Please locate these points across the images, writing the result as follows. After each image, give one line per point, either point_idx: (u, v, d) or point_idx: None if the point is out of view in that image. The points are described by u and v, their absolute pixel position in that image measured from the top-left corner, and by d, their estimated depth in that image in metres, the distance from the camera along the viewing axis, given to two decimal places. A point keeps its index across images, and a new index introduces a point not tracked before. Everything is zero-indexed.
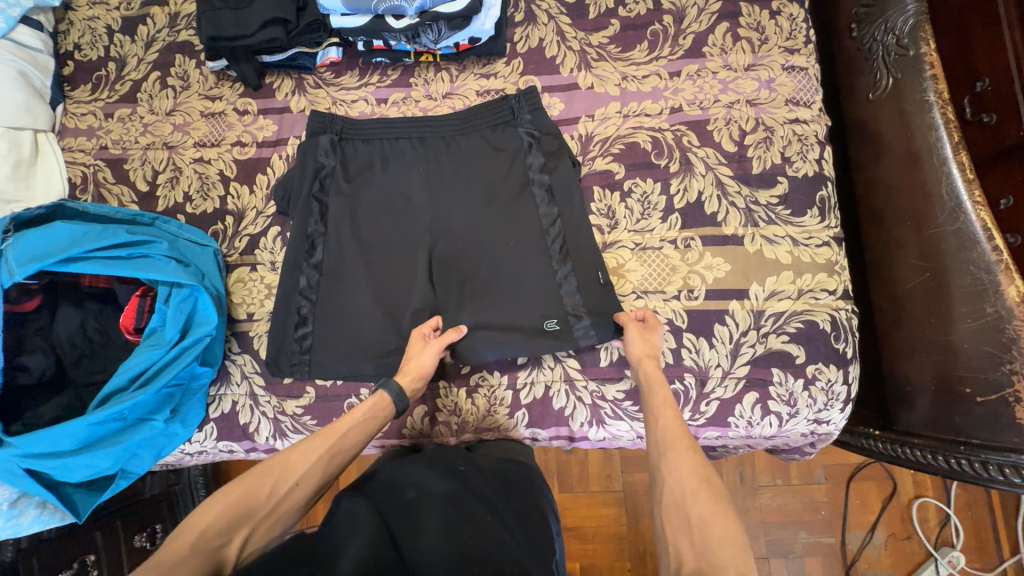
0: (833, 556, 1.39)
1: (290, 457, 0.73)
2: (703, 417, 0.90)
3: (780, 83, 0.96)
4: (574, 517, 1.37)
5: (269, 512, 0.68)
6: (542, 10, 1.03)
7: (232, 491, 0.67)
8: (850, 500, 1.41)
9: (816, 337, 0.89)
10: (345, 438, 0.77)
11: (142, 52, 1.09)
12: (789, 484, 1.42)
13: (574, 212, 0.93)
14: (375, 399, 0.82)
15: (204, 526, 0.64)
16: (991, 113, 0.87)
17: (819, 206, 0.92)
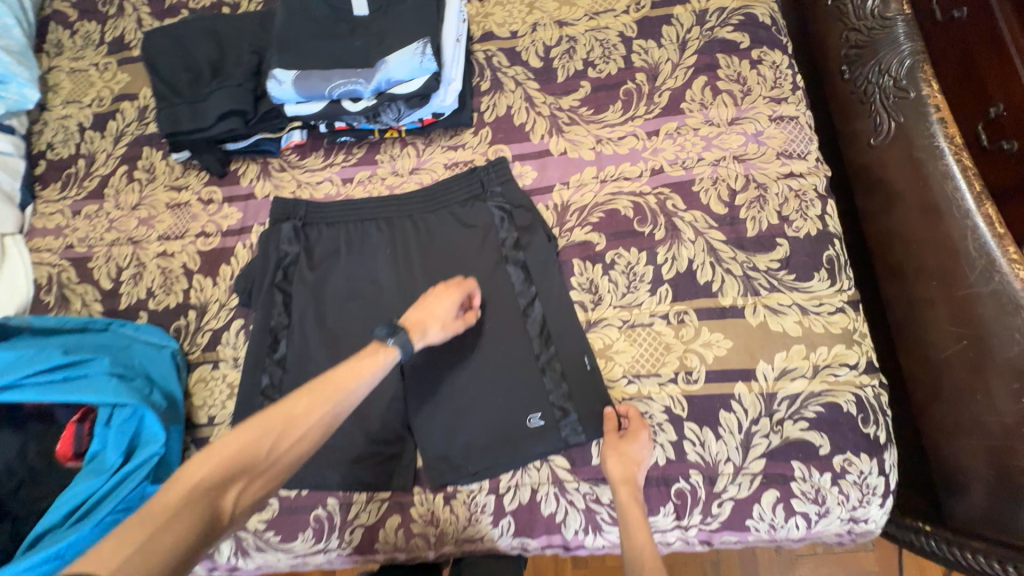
0: None
1: (289, 405, 0.62)
2: (717, 521, 0.77)
3: (768, 136, 0.88)
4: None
5: (272, 465, 0.58)
6: (509, 77, 0.99)
7: (225, 447, 0.57)
8: None
9: (840, 422, 0.76)
10: (354, 397, 0.66)
11: (111, 148, 1.08)
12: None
13: (553, 290, 0.85)
14: (383, 357, 0.69)
15: (202, 476, 0.54)
16: (1012, 139, 0.72)
17: (827, 267, 0.82)
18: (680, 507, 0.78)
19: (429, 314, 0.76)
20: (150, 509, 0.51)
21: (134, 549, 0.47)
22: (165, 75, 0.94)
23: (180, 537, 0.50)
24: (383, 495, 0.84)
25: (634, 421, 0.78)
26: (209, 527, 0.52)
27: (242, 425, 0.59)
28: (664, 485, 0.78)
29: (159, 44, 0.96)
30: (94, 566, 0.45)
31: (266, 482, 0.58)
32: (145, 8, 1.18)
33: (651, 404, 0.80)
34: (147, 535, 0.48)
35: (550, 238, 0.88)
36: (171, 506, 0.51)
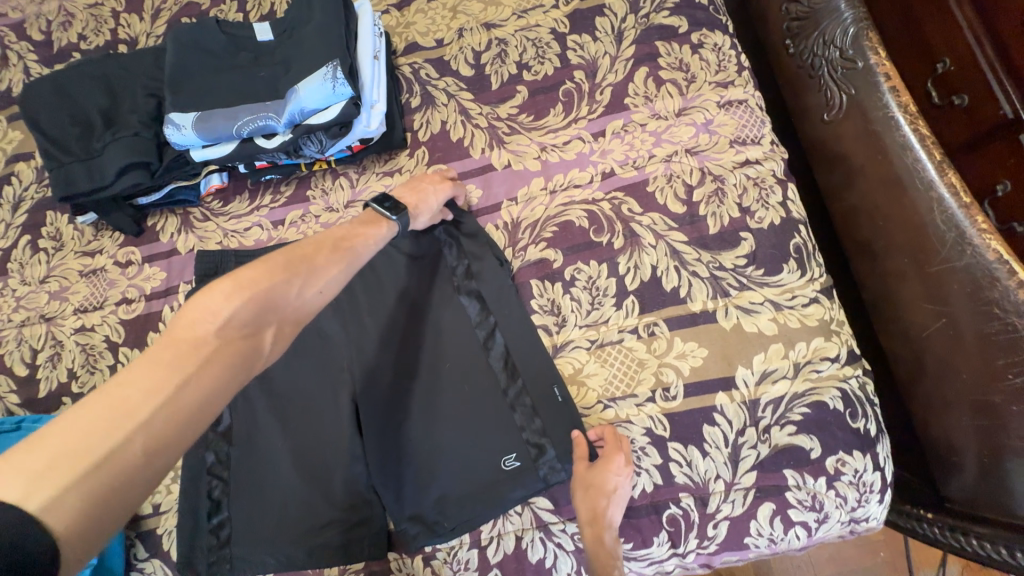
0: None
1: (302, 254, 0.63)
2: (714, 543, 0.72)
3: (719, 123, 0.83)
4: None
5: (295, 312, 0.60)
6: (439, 90, 0.91)
7: (255, 280, 0.57)
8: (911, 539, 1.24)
9: (829, 421, 0.72)
10: (362, 260, 0.68)
11: (9, 216, 0.97)
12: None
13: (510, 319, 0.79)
14: (386, 229, 0.72)
15: (227, 314, 0.54)
16: (961, 93, 0.78)
17: (796, 257, 0.78)
18: (674, 533, 0.73)
19: (422, 204, 0.77)
20: (180, 346, 0.51)
21: (164, 398, 0.47)
22: (51, 132, 0.83)
23: (214, 388, 0.51)
24: (358, 565, 0.77)
25: (608, 449, 0.72)
26: (238, 377, 0.54)
27: (266, 260, 0.60)
28: (655, 513, 0.73)
29: (40, 97, 0.85)
30: (129, 405, 0.45)
31: (288, 329, 0.60)
32: (31, 54, 1.06)
33: (630, 428, 0.75)
34: (177, 385, 0.48)
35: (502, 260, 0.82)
36: (204, 345, 0.52)
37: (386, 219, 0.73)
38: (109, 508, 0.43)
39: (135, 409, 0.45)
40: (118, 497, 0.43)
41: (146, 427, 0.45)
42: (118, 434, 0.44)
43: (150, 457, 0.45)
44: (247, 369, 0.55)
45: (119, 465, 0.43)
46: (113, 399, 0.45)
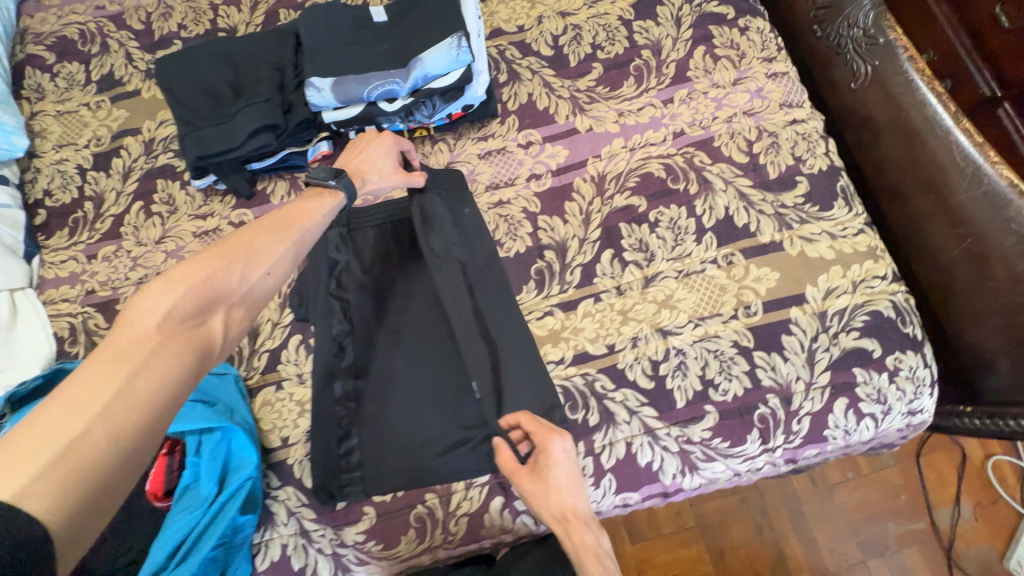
0: (928, 542, 1.29)
1: (240, 241, 0.66)
2: (799, 437, 0.83)
3: (769, 90, 0.99)
4: (654, 567, 1.31)
5: (239, 298, 0.63)
6: (524, 67, 1.05)
7: (191, 273, 0.59)
8: (925, 476, 1.34)
9: (885, 327, 0.85)
10: (307, 236, 0.72)
11: (120, 185, 1.03)
12: (862, 476, 1.35)
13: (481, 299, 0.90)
14: (330, 200, 0.77)
15: (171, 308, 0.56)
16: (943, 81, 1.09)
17: (843, 196, 0.92)
18: (765, 430, 0.83)
19: (366, 164, 0.86)
20: (124, 344, 0.52)
21: (116, 389, 0.48)
22: (184, 101, 0.93)
23: (171, 375, 0.53)
24: (483, 478, 0.83)
25: (540, 435, 0.75)
26: (194, 363, 0.56)
27: (199, 255, 0.62)
28: (746, 414, 0.83)
29: (174, 70, 0.94)
30: (78, 404, 0.47)
31: (235, 314, 0.63)
32: (133, 41, 1.14)
33: (720, 341, 0.86)
34: (130, 374, 0.50)
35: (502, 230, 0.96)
36: (150, 339, 0.53)
37: (321, 198, 0.77)
38: (89, 497, 0.44)
39: (87, 405, 0.47)
40: (92, 486, 0.45)
41: (107, 415, 0.47)
42: (73, 429, 0.45)
43: (113, 444, 0.46)
44: (204, 351, 0.57)
45: (84, 454, 0.45)
46: (61, 406, 0.46)
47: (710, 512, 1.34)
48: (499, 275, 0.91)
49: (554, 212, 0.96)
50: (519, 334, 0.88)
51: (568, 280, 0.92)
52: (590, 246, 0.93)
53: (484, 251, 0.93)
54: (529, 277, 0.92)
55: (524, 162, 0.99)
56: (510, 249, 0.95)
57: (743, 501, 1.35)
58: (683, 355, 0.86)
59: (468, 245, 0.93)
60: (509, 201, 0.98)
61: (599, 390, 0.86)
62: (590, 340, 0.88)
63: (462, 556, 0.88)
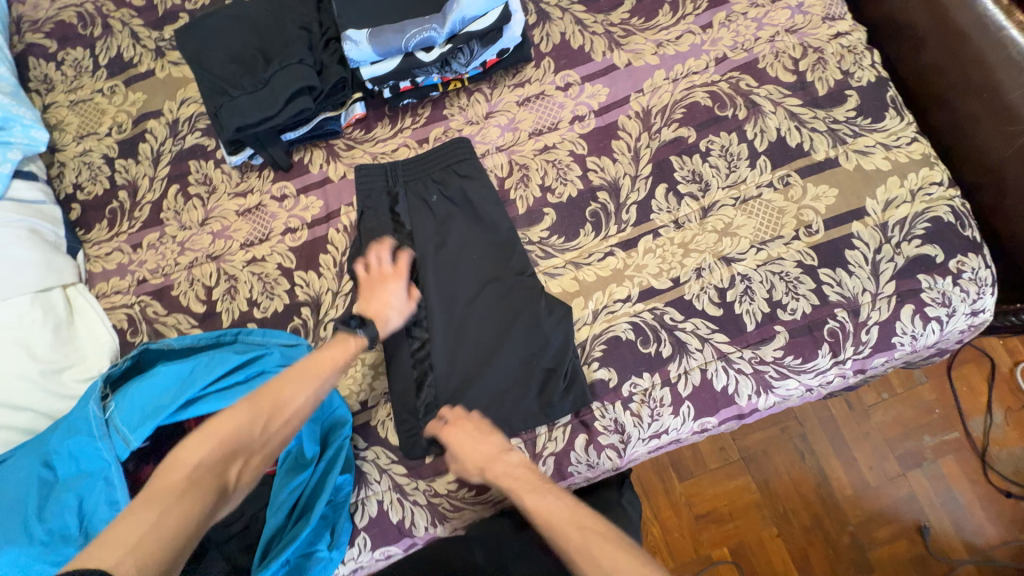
0: (964, 450, 1.28)
1: (276, 389, 0.68)
2: (868, 347, 0.85)
3: (810, 5, 0.96)
4: (704, 501, 1.29)
5: (262, 449, 0.66)
6: (553, 6, 1.01)
7: (222, 425, 0.63)
8: (957, 389, 1.32)
9: (945, 232, 0.86)
10: (331, 383, 0.73)
11: (151, 171, 1.00)
12: (897, 394, 1.32)
13: (446, 289, 0.88)
14: (353, 344, 0.78)
15: (198, 458, 0.60)
16: None
17: (893, 106, 0.91)
18: (835, 344, 0.85)
19: (385, 304, 0.83)
20: (157, 490, 0.56)
21: (149, 527, 0.51)
22: (216, 72, 0.92)
23: (190, 521, 0.55)
24: (565, 419, 0.85)
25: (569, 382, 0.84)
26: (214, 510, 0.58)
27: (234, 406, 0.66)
28: (815, 330, 0.85)
29: (196, 43, 0.94)
30: (112, 540, 0.49)
31: (252, 465, 0.65)
32: (136, 19, 1.09)
33: (784, 263, 0.87)
34: (158, 514, 0.53)
35: (498, 209, 0.92)
36: (178, 486, 0.57)
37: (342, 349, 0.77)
38: None
39: (117, 541, 0.49)
40: None
41: (135, 547, 0.49)
42: (107, 559, 0.47)
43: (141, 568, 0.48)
44: (222, 495, 0.60)
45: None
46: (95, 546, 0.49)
47: (754, 444, 1.31)
48: (474, 265, 0.89)
49: (602, 152, 0.94)
50: (490, 325, 0.86)
51: (625, 219, 0.91)
52: (643, 182, 0.92)
53: (462, 240, 0.91)
54: (585, 221, 0.92)
55: (566, 105, 0.96)
56: (562, 195, 0.93)
57: (784, 430, 1.31)
58: (748, 280, 0.87)
59: (438, 235, 0.91)
60: (554, 146, 0.95)
61: (669, 323, 0.87)
62: (654, 276, 0.88)
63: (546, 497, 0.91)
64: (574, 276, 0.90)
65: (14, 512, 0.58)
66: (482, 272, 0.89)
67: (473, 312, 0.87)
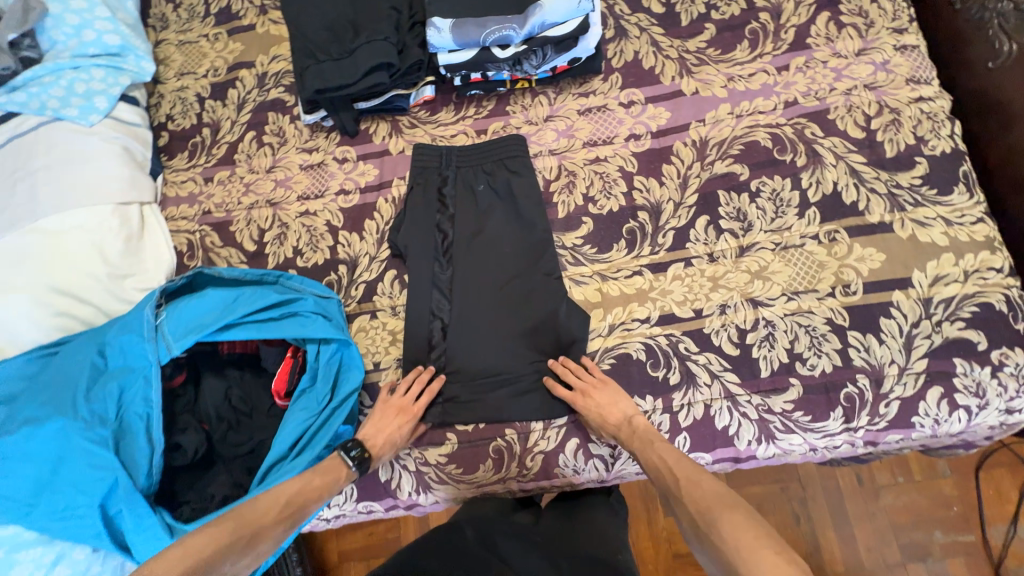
0: (976, 555, 1.20)
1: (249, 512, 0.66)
2: (884, 420, 0.82)
3: (896, 64, 0.93)
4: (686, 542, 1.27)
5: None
6: (632, 24, 1.02)
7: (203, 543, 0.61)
8: (982, 490, 1.24)
9: (994, 320, 0.82)
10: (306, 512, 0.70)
11: (234, 115, 1.10)
12: (913, 481, 1.25)
13: (474, 274, 0.93)
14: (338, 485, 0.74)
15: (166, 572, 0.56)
16: None
17: (965, 182, 0.87)
18: (850, 409, 0.83)
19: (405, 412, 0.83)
20: None
21: None
22: (309, 36, 1.00)
23: None
24: (561, 421, 0.87)
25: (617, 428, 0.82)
26: None
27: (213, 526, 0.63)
28: (832, 391, 0.83)
29: (296, 6, 1.02)
30: None
31: None
32: None
33: (813, 317, 0.85)
34: None
35: (538, 210, 0.95)
36: None
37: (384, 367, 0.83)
38: None
39: None
40: None
41: None
42: None
43: None
44: None
45: None
46: None
47: (749, 497, 1.28)
48: (505, 258, 0.93)
49: (651, 173, 0.95)
50: (508, 316, 0.90)
51: (660, 243, 0.92)
52: (686, 210, 0.93)
53: (499, 232, 0.95)
54: (620, 237, 0.93)
55: (624, 122, 0.98)
56: (604, 207, 0.95)
57: (784, 490, 1.28)
58: (772, 327, 0.86)
59: (478, 223, 0.95)
60: (606, 159, 0.97)
61: (682, 352, 0.87)
62: (677, 303, 0.89)
63: (527, 493, 0.93)
64: (599, 287, 0.91)
65: (69, 389, 0.67)
66: (512, 265, 0.93)
67: (495, 301, 0.91)
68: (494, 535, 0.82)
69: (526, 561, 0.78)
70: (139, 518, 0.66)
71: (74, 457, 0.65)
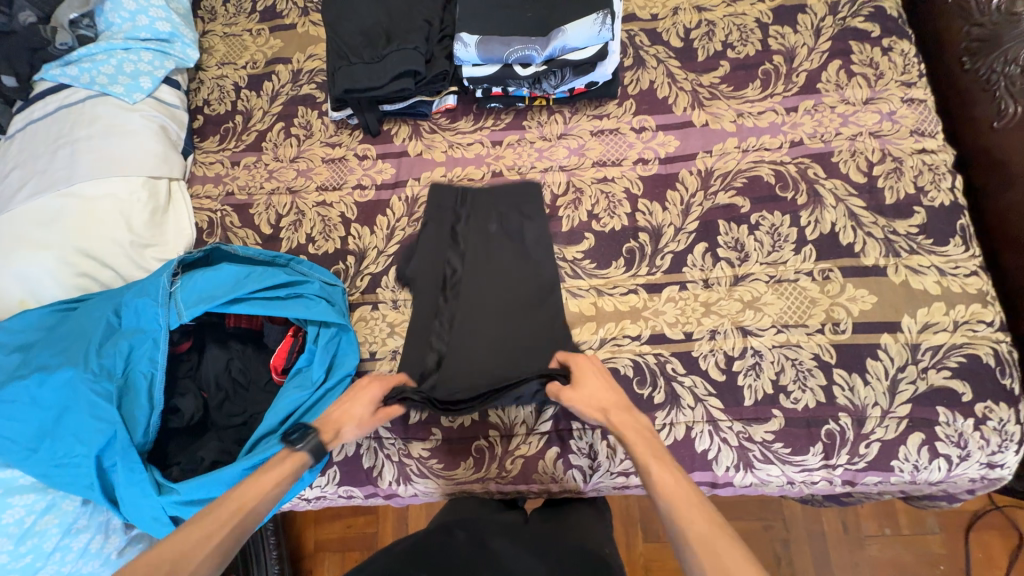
0: None
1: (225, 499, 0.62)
2: (864, 461, 0.83)
3: (902, 115, 0.96)
4: (663, 569, 1.26)
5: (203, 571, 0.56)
6: (650, 55, 1.07)
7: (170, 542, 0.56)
8: (971, 552, 1.22)
9: (981, 372, 0.83)
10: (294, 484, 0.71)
11: (266, 106, 1.16)
12: (899, 533, 1.24)
13: (475, 302, 0.95)
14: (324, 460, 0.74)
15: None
16: None
17: (961, 234, 0.89)
18: (830, 446, 0.83)
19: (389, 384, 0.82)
20: None
21: None
22: (344, 39, 1.06)
23: None
24: (545, 427, 0.89)
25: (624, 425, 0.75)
26: None
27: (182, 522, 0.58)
28: (814, 426, 0.84)
29: (335, 10, 1.08)
30: None
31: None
32: None
33: (800, 351, 0.87)
34: None
35: (547, 249, 0.98)
36: None
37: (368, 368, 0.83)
38: None
39: None
40: None
41: None
42: None
43: None
44: None
45: None
46: None
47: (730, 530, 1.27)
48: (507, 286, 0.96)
49: (656, 197, 0.99)
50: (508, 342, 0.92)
51: (657, 264, 0.95)
52: (685, 236, 0.96)
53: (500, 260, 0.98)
54: (620, 255, 0.96)
55: (634, 146, 1.02)
56: (607, 225, 0.98)
57: (766, 528, 1.26)
58: (760, 357, 0.87)
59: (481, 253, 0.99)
60: (613, 179, 1.01)
61: (669, 372, 0.89)
62: (669, 324, 0.91)
63: (506, 496, 0.95)
64: (594, 302, 0.94)
65: (82, 343, 0.70)
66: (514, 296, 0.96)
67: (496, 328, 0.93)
68: (485, 537, 0.80)
69: (516, 554, 0.75)
70: (131, 473, 0.69)
71: (78, 407, 0.68)
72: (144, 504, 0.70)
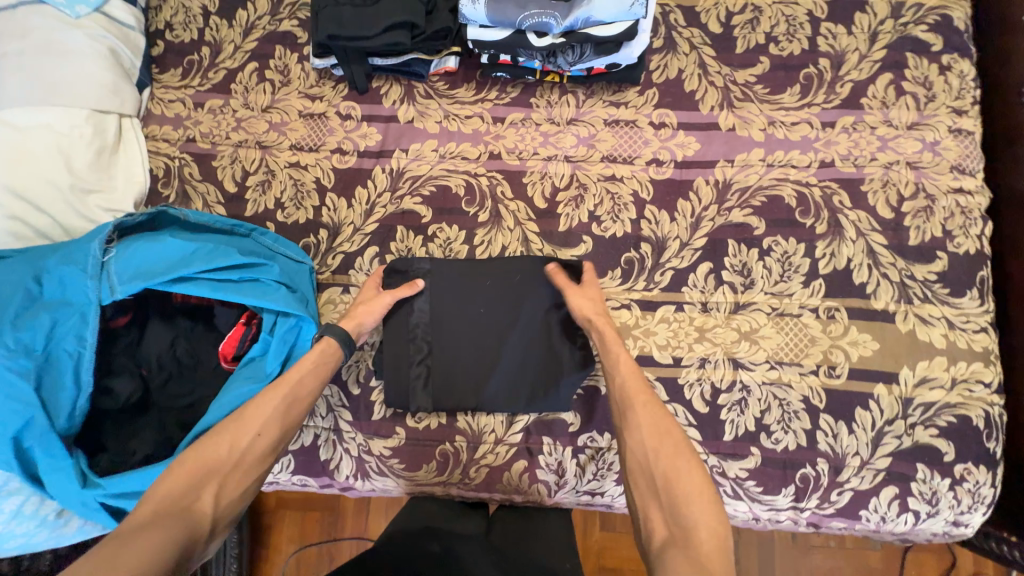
0: None
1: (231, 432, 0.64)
2: (833, 507, 0.81)
3: (945, 147, 0.87)
4: (614, 559, 1.24)
5: (234, 465, 0.62)
6: (683, 38, 0.94)
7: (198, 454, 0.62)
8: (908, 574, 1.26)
9: (967, 434, 0.80)
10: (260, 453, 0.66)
11: (238, 40, 1.00)
12: (844, 549, 1.27)
13: (450, 345, 0.85)
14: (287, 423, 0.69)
15: (166, 491, 0.58)
16: None
17: (979, 287, 0.84)
18: (802, 490, 0.81)
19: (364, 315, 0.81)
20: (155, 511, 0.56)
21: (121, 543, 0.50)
22: None
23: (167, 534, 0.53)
24: (514, 439, 0.85)
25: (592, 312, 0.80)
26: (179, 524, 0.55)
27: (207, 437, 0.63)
28: (789, 468, 0.81)
29: None
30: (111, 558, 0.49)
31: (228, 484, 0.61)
32: None
33: (790, 391, 0.83)
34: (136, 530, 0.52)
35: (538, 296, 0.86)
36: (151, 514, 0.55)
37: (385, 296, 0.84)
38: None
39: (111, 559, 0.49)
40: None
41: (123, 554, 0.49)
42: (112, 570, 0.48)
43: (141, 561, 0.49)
44: (192, 526, 0.55)
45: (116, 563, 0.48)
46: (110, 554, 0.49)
47: None
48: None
49: (665, 205, 0.90)
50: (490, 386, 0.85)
51: (656, 280, 0.87)
52: (690, 252, 0.88)
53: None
54: (617, 265, 0.89)
55: (650, 143, 0.92)
56: (608, 229, 0.90)
57: None
58: (747, 392, 0.83)
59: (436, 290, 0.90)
60: (621, 179, 0.91)
61: None
62: (659, 346, 0.85)
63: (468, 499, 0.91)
64: None
65: None
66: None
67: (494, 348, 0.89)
68: (448, 547, 0.77)
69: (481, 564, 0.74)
70: (51, 459, 0.62)
71: None
72: (66, 492, 0.63)
